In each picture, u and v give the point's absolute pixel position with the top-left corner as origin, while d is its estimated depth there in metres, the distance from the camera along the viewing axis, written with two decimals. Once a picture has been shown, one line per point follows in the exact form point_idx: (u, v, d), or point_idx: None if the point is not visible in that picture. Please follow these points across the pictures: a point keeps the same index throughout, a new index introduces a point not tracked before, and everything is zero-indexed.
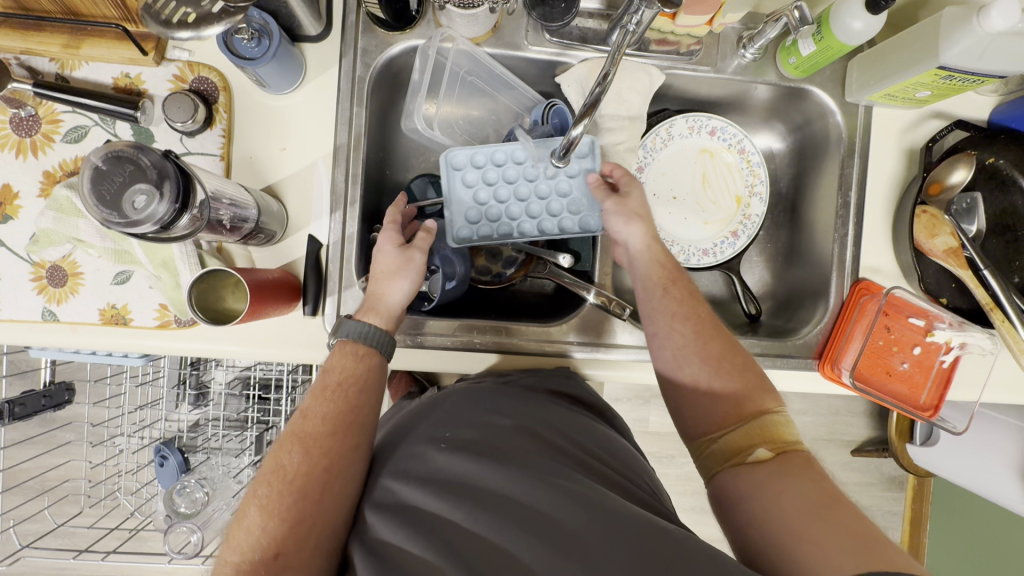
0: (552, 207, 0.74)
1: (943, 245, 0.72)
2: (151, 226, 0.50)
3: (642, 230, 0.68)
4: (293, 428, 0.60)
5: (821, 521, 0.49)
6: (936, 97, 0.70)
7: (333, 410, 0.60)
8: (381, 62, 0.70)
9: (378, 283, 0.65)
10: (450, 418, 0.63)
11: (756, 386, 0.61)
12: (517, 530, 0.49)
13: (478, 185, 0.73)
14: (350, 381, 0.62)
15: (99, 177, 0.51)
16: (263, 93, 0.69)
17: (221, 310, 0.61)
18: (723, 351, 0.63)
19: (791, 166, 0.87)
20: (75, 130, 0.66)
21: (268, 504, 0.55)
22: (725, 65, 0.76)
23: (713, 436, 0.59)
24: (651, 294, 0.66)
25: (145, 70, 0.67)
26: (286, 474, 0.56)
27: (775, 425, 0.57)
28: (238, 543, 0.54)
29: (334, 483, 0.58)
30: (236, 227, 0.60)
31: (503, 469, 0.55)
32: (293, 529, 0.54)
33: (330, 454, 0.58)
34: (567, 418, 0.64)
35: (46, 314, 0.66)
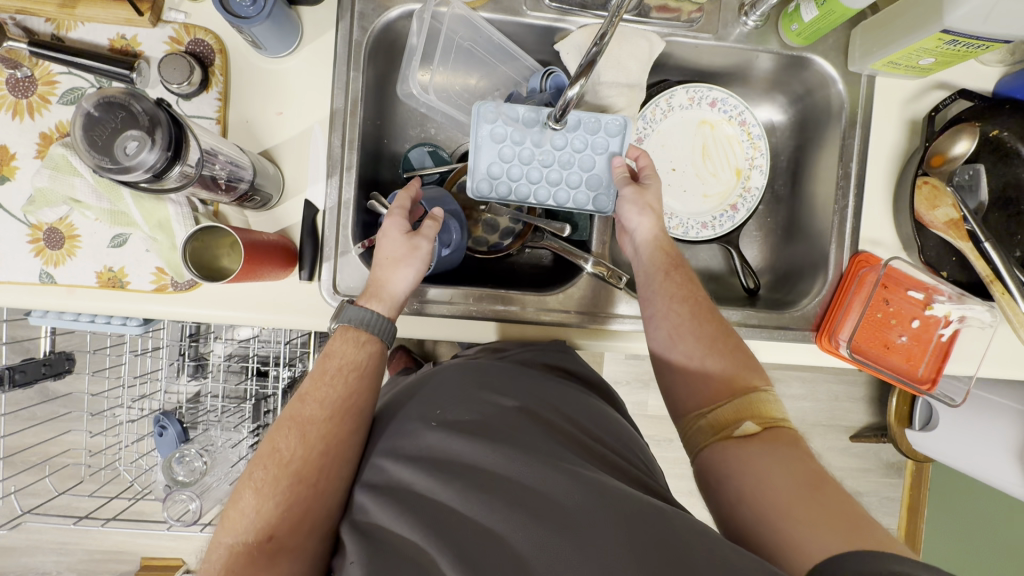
0: (572, 178, 0.70)
1: (945, 217, 0.72)
2: (143, 174, 0.50)
3: (653, 223, 0.68)
4: (291, 413, 0.60)
5: (809, 501, 0.48)
6: (940, 64, 0.70)
7: (332, 396, 0.60)
8: (379, 26, 0.70)
9: (383, 270, 0.64)
10: (445, 396, 0.61)
11: (747, 365, 0.60)
12: (506, 508, 0.49)
13: (502, 143, 0.69)
14: (349, 367, 0.62)
15: (91, 124, 0.52)
16: (260, 57, 0.69)
17: (215, 267, 0.62)
18: (717, 333, 0.62)
19: (792, 139, 0.86)
20: (72, 92, 0.66)
21: (263, 487, 0.56)
22: (726, 33, 0.75)
23: (703, 411, 0.58)
24: (652, 277, 0.66)
25: (141, 32, 0.67)
26: (281, 458, 0.57)
27: (764, 402, 0.57)
28: (234, 524, 0.55)
29: (331, 467, 0.58)
30: (231, 186, 0.60)
31: (499, 447, 0.53)
32: (288, 513, 0.55)
33: (327, 440, 0.58)
34: (566, 396, 0.63)
35: (44, 276, 0.66)
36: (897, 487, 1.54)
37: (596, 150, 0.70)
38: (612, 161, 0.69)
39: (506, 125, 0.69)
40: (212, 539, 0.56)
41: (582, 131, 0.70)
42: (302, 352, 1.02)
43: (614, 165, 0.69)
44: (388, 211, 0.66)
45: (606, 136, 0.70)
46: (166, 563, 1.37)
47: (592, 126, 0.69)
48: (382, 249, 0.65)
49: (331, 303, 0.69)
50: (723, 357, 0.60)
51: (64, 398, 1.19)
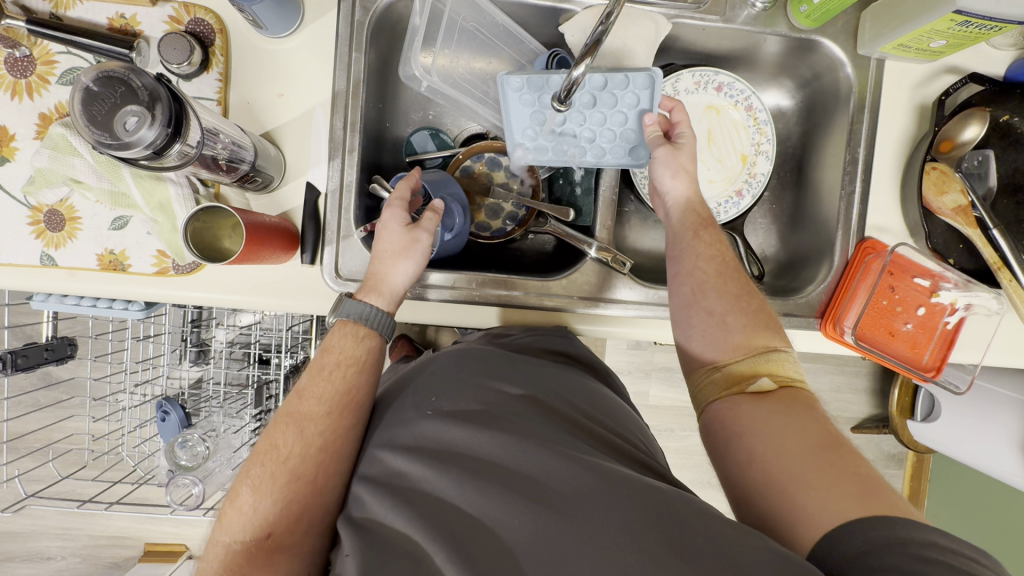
0: (606, 136, 0.69)
1: (952, 204, 0.71)
2: (143, 150, 0.50)
3: (687, 186, 0.68)
4: (288, 408, 0.59)
5: (819, 458, 0.48)
6: (952, 46, 0.68)
7: (329, 391, 0.60)
8: (381, 7, 0.68)
9: (383, 264, 0.63)
10: (447, 383, 0.61)
11: (767, 325, 0.60)
12: (504, 496, 0.48)
13: (532, 111, 0.68)
14: (348, 361, 0.62)
15: (89, 99, 0.51)
16: (260, 37, 0.68)
17: (217, 249, 0.61)
18: (743, 290, 0.62)
19: (798, 124, 0.85)
20: (71, 72, 0.66)
21: (261, 484, 0.56)
22: (734, 15, 0.74)
23: (718, 365, 0.58)
24: (681, 236, 0.66)
25: (140, 11, 0.66)
26: (279, 455, 0.57)
27: (781, 362, 0.57)
28: (232, 522, 0.55)
29: (329, 463, 0.58)
30: (232, 167, 0.59)
31: (500, 436, 0.53)
32: (285, 511, 0.55)
33: (325, 437, 0.58)
34: (568, 382, 0.62)
35: (45, 259, 0.66)
36: (897, 478, 1.55)
37: (627, 106, 0.68)
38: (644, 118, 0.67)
39: (534, 90, 0.67)
40: (210, 539, 0.56)
41: (611, 88, 0.67)
42: (304, 339, 1.02)
43: (648, 122, 0.67)
44: (387, 202, 0.65)
45: (635, 90, 0.67)
46: (169, 548, 1.39)
47: (621, 82, 0.66)
48: (381, 242, 0.64)
49: (332, 288, 0.69)
50: (746, 315, 0.60)
51: (67, 383, 1.20)
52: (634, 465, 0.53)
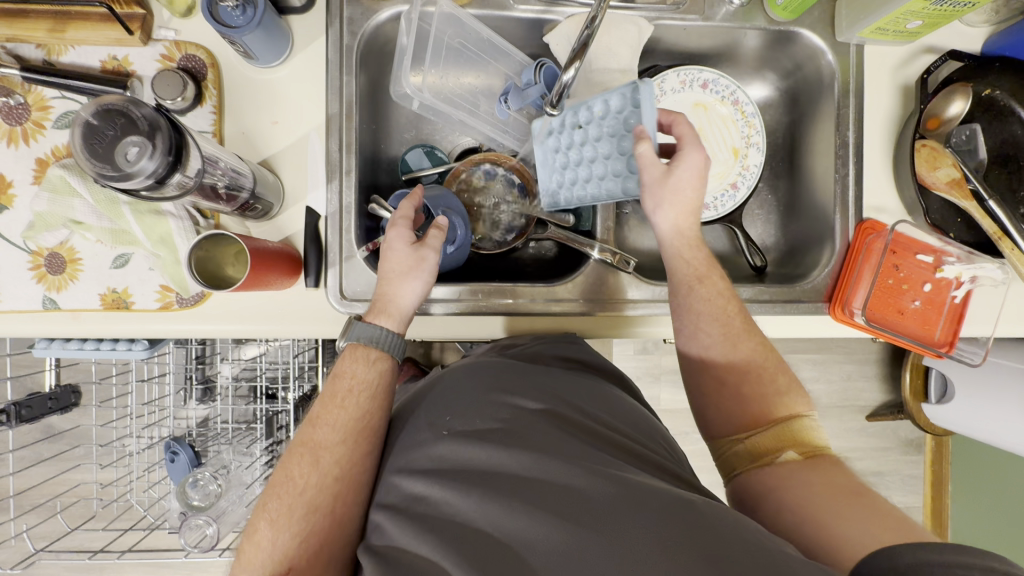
0: (616, 165, 0.69)
1: (946, 177, 0.72)
2: (144, 180, 0.49)
3: (673, 217, 0.65)
4: (302, 437, 0.58)
5: (844, 501, 0.50)
6: (929, 26, 0.70)
7: (342, 418, 0.59)
8: (369, 30, 0.70)
9: (391, 285, 0.62)
10: (459, 402, 0.60)
11: (785, 388, 0.61)
12: (529, 513, 0.47)
13: (552, 153, 0.71)
14: (360, 387, 0.60)
15: (90, 134, 0.50)
16: (252, 68, 0.69)
17: (218, 277, 0.61)
18: (752, 356, 0.62)
19: (785, 114, 0.87)
20: (66, 116, 0.66)
21: (277, 518, 0.54)
22: (713, 13, 0.76)
23: (740, 437, 0.59)
24: (678, 292, 0.65)
25: (132, 52, 0.67)
26: (295, 487, 0.55)
27: (804, 429, 0.58)
28: (249, 559, 0.53)
29: (346, 492, 0.57)
30: (231, 195, 0.59)
31: (521, 453, 0.52)
32: (304, 544, 0.54)
33: (341, 465, 0.57)
34: (585, 391, 0.61)
35: (47, 302, 0.65)
36: (918, 464, 1.57)
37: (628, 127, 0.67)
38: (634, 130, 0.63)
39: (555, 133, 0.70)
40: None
41: (613, 113, 0.67)
42: (311, 367, 1.01)
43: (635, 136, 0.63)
44: (389, 223, 0.65)
45: (631, 110, 0.66)
46: None
47: (620, 105, 0.67)
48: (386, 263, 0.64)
49: (338, 310, 0.68)
50: (763, 383, 0.61)
51: (69, 433, 1.17)
52: (654, 471, 0.52)
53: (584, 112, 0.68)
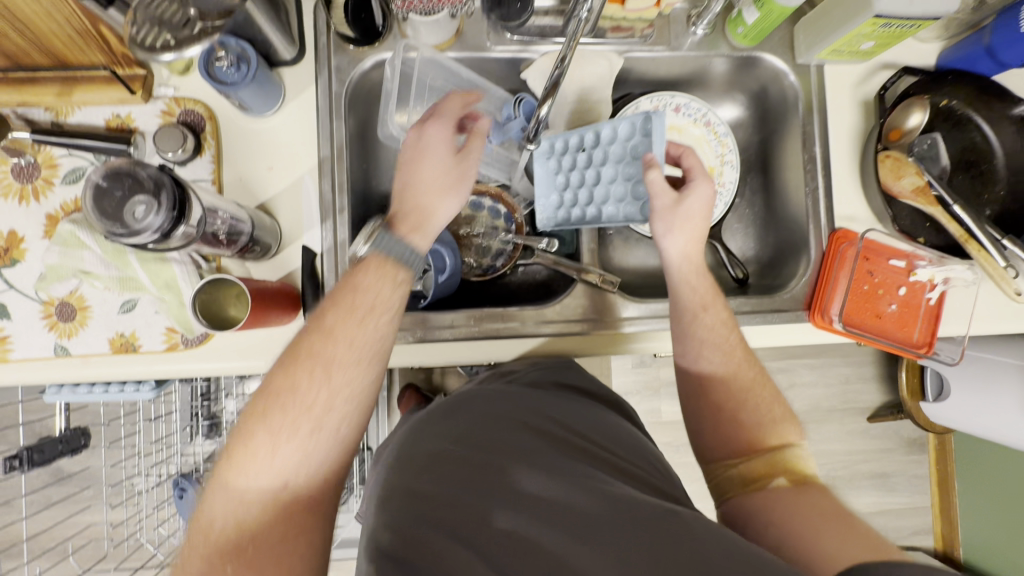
0: (617, 192, 0.74)
1: (911, 185, 0.75)
2: (150, 235, 0.52)
3: (683, 242, 0.68)
4: (312, 348, 0.52)
5: (826, 520, 0.52)
6: (881, 46, 0.74)
7: (360, 334, 0.53)
8: (355, 78, 0.74)
9: (431, 194, 0.60)
10: (465, 421, 0.62)
11: (782, 418, 0.63)
12: (533, 519, 0.49)
13: (553, 175, 0.76)
14: (381, 304, 0.55)
15: (99, 195, 0.54)
16: (247, 118, 0.73)
17: (223, 318, 0.64)
18: (751, 382, 0.65)
19: (755, 132, 0.91)
20: (73, 171, 0.70)
21: (278, 432, 0.50)
22: (678, 43, 0.81)
23: (734, 461, 0.61)
24: (684, 317, 0.67)
25: (135, 109, 0.71)
26: (300, 402, 0.51)
27: (795, 458, 0.60)
28: (241, 470, 0.49)
29: (353, 416, 0.53)
30: (232, 240, 0.63)
31: (523, 466, 0.54)
32: (304, 464, 0.50)
33: (353, 386, 0.53)
34: (574, 413, 0.64)
35: (59, 349, 0.69)
36: (923, 463, 1.58)
37: (633, 155, 0.73)
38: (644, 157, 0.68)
39: (555, 155, 0.75)
40: (211, 487, 0.50)
41: (619, 140, 0.73)
42: None
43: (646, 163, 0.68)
44: (434, 119, 0.63)
45: (639, 138, 0.72)
46: None
47: (628, 133, 0.72)
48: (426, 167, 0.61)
49: None
50: (758, 411, 0.63)
51: (77, 475, 1.19)
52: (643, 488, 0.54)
53: (590, 136, 0.74)
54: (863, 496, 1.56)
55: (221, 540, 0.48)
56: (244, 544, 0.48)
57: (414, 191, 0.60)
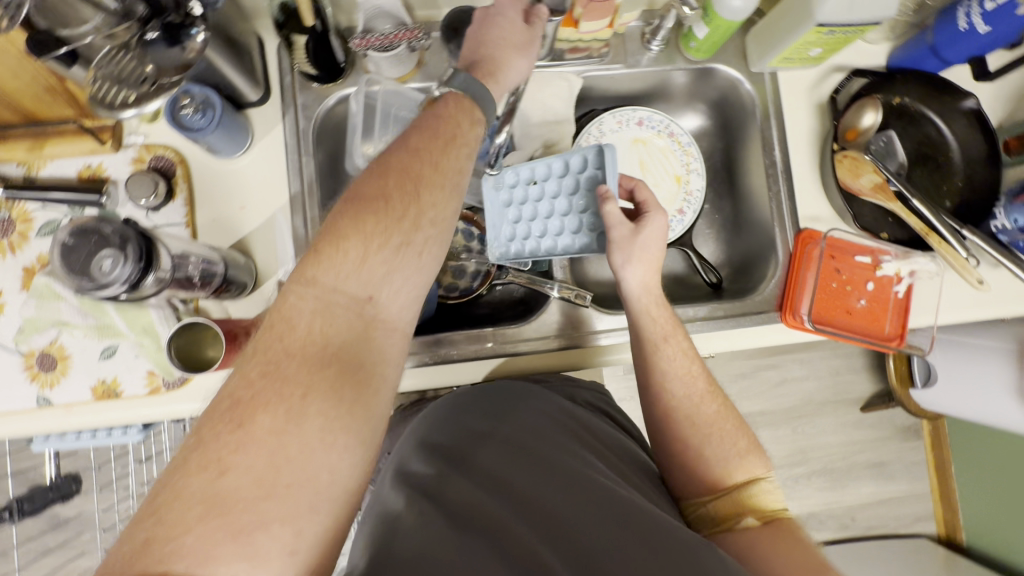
0: (571, 223, 0.75)
1: (870, 183, 0.78)
2: (119, 287, 0.53)
3: (643, 271, 0.67)
4: (402, 164, 0.52)
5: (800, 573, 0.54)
6: (829, 51, 0.76)
7: (442, 159, 0.54)
8: (321, 114, 0.76)
9: (506, 53, 0.64)
10: (514, 409, 0.67)
11: (748, 451, 0.65)
12: (571, 493, 0.54)
13: (507, 207, 0.77)
14: (458, 139, 0.56)
15: (66, 252, 0.53)
16: (217, 160, 0.74)
17: (199, 359, 0.64)
18: (714, 417, 0.66)
19: (718, 139, 0.93)
20: (47, 224, 0.71)
21: (371, 236, 0.49)
22: (635, 60, 0.83)
23: (703, 499, 0.63)
24: (645, 351, 0.68)
25: (106, 159, 0.72)
26: (392, 212, 0.50)
27: (760, 495, 0.62)
28: (328, 271, 0.47)
29: (433, 241, 0.53)
30: (207, 281, 0.64)
31: (568, 456, 0.60)
32: (388, 277, 0.49)
33: (435, 211, 0.53)
34: (601, 431, 0.69)
35: (41, 400, 0.69)
36: (919, 449, 1.59)
37: (586, 187, 0.74)
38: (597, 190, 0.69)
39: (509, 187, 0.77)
40: (298, 281, 0.47)
41: (570, 173, 0.75)
42: None
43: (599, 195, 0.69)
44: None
45: (593, 170, 0.73)
46: None
47: (581, 165, 0.74)
48: (498, 31, 0.64)
49: None
50: (724, 445, 0.64)
51: (74, 520, 1.18)
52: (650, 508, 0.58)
53: (542, 169, 0.76)
54: (861, 487, 1.57)
55: (304, 343, 0.45)
56: (329, 356, 0.46)
57: (496, 44, 0.64)
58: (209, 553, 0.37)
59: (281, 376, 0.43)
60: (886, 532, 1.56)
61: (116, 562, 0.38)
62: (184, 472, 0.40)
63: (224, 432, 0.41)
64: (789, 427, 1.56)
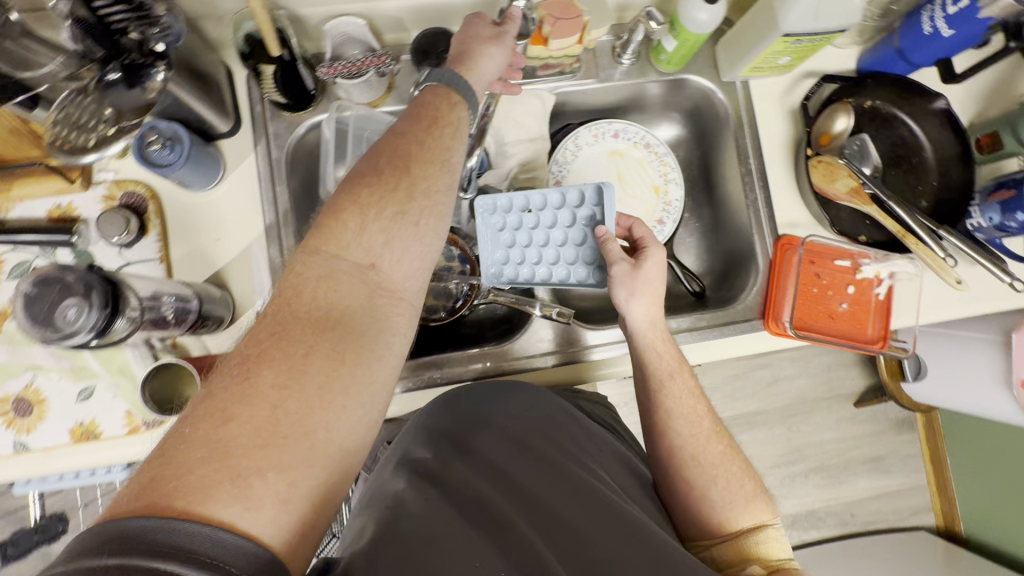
0: (567, 256, 0.75)
1: (845, 187, 0.77)
2: (87, 334, 0.53)
3: (648, 307, 0.66)
4: (393, 144, 0.52)
5: None
6: (798, 59, 0.77)
7: (428, 134, 0.53)
8: (293, 142, 0.76)
9: (474, 43, 0.61)
10: (519, 404, 0.67)
11: (755, 496, 0.64)
12: (576, 496, 0.53)
13: (497, 233, 0.76)
14: (441, 121, 0.55)
15: (28, 303, 0.52)
16: (189, 193, 0.74)
17: (178, 399, 0.65)
18: (720, 457, 0.65)
19: (694, 147, 0.94)
20: (18, 266, 0.70)
21: (370, 205, 0.48)
22: (607, 75, 0.84)
23: (708, 542, 0.63)
24: (657, 387, 0.67)
25: (76, 197, 0.72)
26: (389, 184, 0.50)
27: (767, 543, 0.60)
28: (331, 236, 0.47)
29: (431, 212, 0.51)
30: (181, 320, 0.64)
31: (571, 459, 0.60)
32: (389, 245, 0.48)
33: (430, 184, 0.52)
34: (602, 441, 0.69)
35: (18, 446, 0.68)
36: (914, 442, 1.59)
37: (584, 222, 0.75)
38: (596, 229, 0.70)
39: (500, 211, 0.76)
40: (302, 251, 0.47)
41: (569, 207, 0.76)
42: None
43: (598, 234, 0.70)
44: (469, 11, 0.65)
45: (590, 206, 0.75)
46: None
47: (576, 200, 0.75)
48: (466, 32, 0.63)
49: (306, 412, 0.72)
50: (729, 488, 0.64)
51: None
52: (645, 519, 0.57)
53: (536, 198, 0.76)
54: (859, 482, 1.57)
55: (308, 308, 0.45)
56: (331, 320, 0.45)
57: (461, 41, 0.61)
58: (202, 495, 0.36)
59: (285, 335, 0.43)
60: (885, 526, 1.56)
61: (118, 503, 0.36)
62: (192, 422, 0.39)
63: (231, 388, 0.40)
64: (784, 426, 1.56)
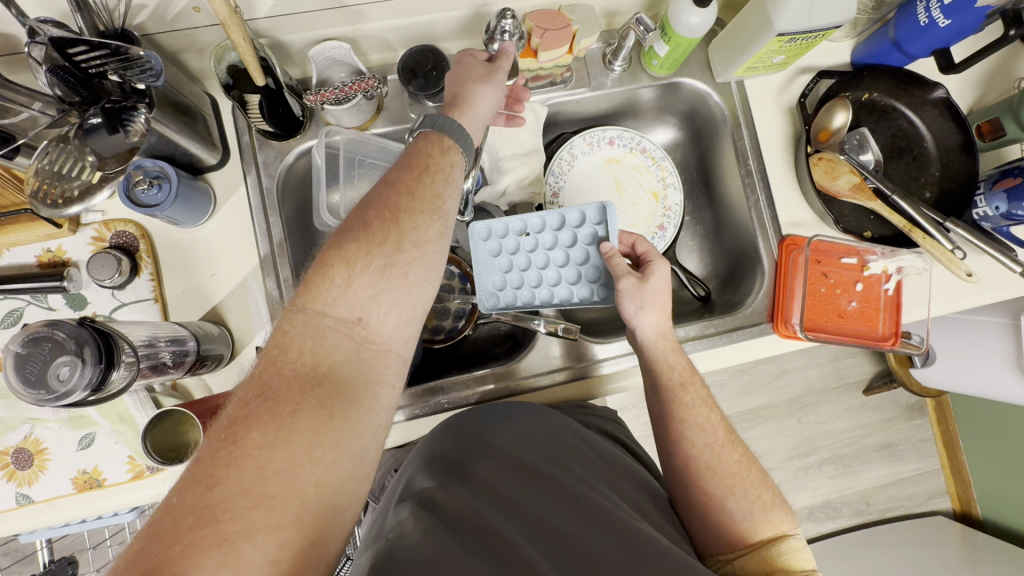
0: (569, 274, 0.74)
1: (848, 183, 0.76)
2: (82, 392, 0.52)
3: (656, 319, 0.65)
4: (380, 194, 0.50)
5: None
6: (792, 57, 0.75)
7: (417, 178, 0.52)
8: (283, 171, 0.74)
9: (466, 85, 0.60)
10: (525, 426, 0.65)
11: (773, 505, 0.63)
12: (587, 519, 0.52)
13: (499, 253, 0.75)
14: (434, 168, 0.53)
15: (21, 362, 0.51)
16: (180, 230, 0.72)
17: (183, 444, 0.64)
18: (737, 466, 0.64)
19: (693, 149, 0.92)
20: (10, 313, 0.69)
21: (355, 259, 0.47)
22: (599, 83, 0.82)
23: (730, 556, 0.61)
24: (670, 400, 0.65)
25: (65, 241, 0.70)
26: (375, 238, 0.48)
27: (791, 554, 0.59)
28: (316, 294, 0.46)
29: (418, 259, 0.49)
30: (179, 362, 0.62)
31: (581, 480, 0.58)
32: (377, 298, 0.47)
33: (418, 229, 0.50)
34: (615, 459, 0.67)
35: (20, 498, 0.66)
36: (926, 426, 1.58)
37: (586, 241, 0.73)
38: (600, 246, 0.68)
39: (499, 233, 0.75)
40: (288, 308, 0.46)
41: (574, 224, 0.74)
42: None
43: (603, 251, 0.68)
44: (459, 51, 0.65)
45: (592, 226, 0.73)
46: None
47: (578, 220, 0.73)
48: (460, 72, 0.62)
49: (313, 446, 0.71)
50: (748, 498, 0.62)
51: None
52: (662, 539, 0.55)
53: (535, 220, 0.75)
54: (872, 470, 1.55)
55: (295, 364, 0.43)
56: (318, 377, 0.43)
57: (452, 82, 0.61)
58: (190, 561, 0.34)
59: (271, 395, 0.41)
60: (902, 513, 1.55)
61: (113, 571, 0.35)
62: (184, 488, 0.38)
63: (221, 452, 0.39)
64: (794, 417, 1.55)
